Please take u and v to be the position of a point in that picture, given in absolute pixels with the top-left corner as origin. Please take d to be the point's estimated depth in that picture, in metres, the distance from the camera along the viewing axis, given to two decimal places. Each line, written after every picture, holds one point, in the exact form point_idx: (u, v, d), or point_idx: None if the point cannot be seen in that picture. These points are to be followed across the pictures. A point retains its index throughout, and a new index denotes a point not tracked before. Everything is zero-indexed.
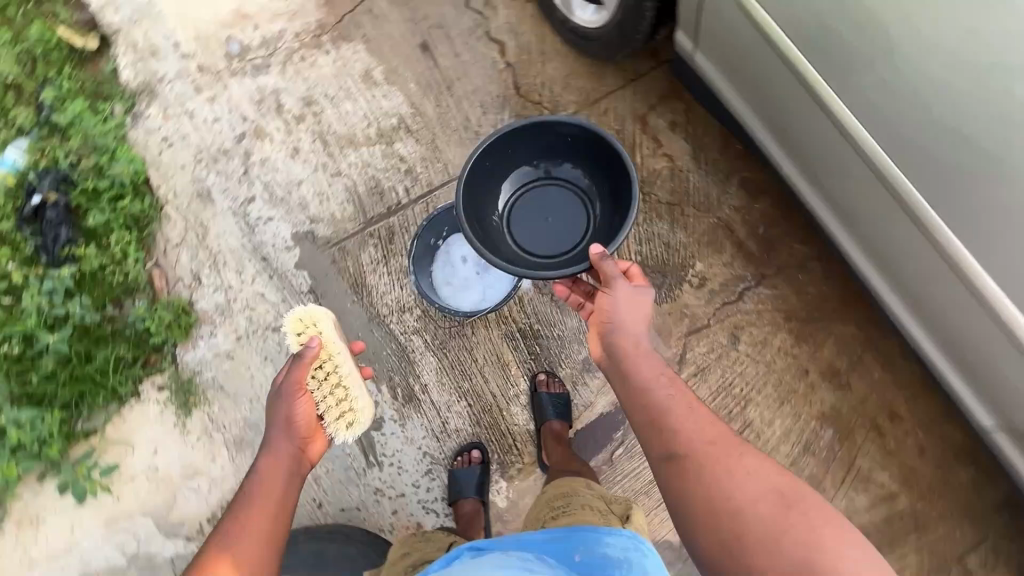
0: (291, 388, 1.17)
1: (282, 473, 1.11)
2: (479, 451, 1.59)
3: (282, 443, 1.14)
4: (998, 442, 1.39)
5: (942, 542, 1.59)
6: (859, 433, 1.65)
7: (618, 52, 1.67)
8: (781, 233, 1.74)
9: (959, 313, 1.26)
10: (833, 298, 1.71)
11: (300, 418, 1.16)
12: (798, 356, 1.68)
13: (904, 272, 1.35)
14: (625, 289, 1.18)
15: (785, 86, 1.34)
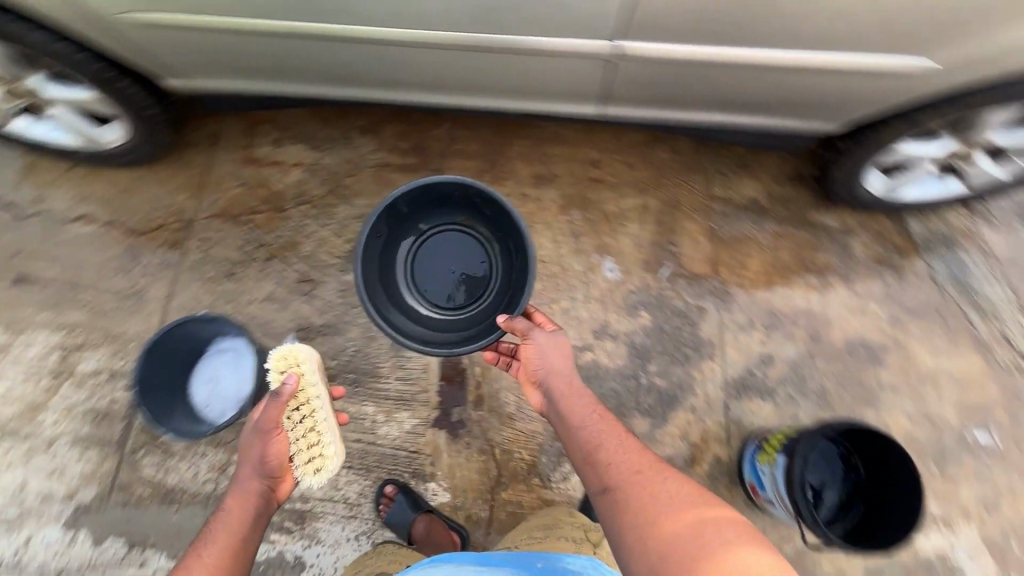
0: (265, 427, 1.09)
1: (250, 511, 1.05)
2: (391, 484, 1.59)
3: (252, 482, 1.08)
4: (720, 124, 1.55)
5: (692, 200, 1.95)
6: (589, 194, 1.93)
7: (157, 132, 1.64)
8: (418, 135, 1.96)
9: (601, 79, 1.37)
10: (489, 139, 1.97)
11: (271, 459, 1.10)
12: (509, 192, 1.92)
13: (550, 90, 1.44)
14: (542, 335, 1.28)
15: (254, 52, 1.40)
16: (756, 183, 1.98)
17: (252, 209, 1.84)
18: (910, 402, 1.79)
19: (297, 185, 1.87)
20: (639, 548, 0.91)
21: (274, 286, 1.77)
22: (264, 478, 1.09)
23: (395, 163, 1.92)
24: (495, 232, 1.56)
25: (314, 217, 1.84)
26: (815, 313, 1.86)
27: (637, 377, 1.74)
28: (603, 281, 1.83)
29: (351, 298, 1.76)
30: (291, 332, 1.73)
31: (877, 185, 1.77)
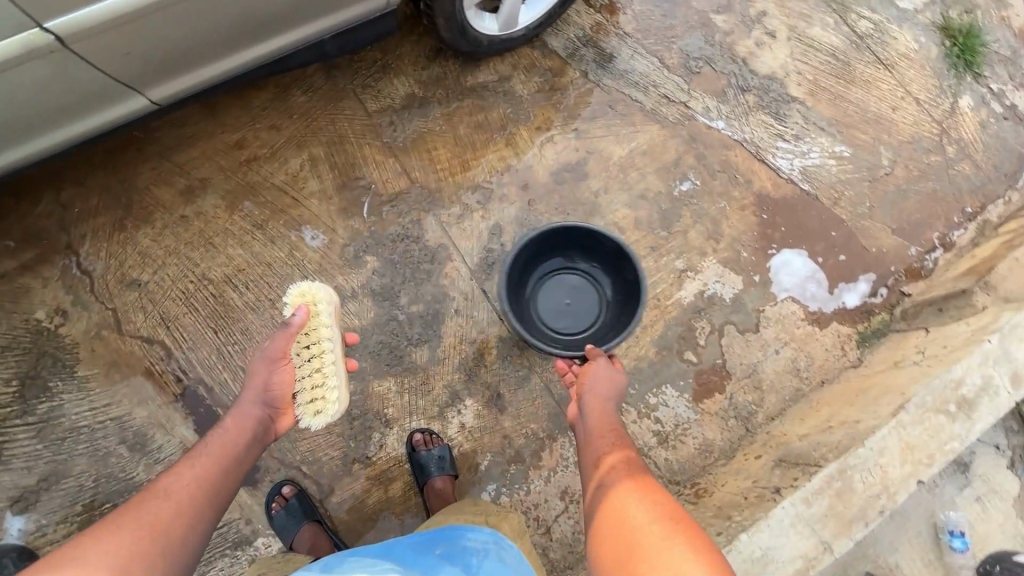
0: (268, 360, 1.19)
1: (242, 439, 1.15)
2: (287, 484, 1.56)
3: (253, 408, 1.18)
4: (333, 23, 1.43)
5: (354, 127, 1.86)
6: (250, 178, 1.76)
7: None
8: (19, 224, 1.61)
9: (165, 36, 1.19)
10: (107, 181, 1.68)
11: (267, 395, 1.19)
12: (164, 224, 1.68)
13: (143, 69, 1.24)
14: (599, 365, 1.38)
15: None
16: (404, 78, 1.91)
17: None
18: (623, 192, 1.98)
19: None
20: (601, 541, 1.00)
21: None
22: (262, 407, 1.19)
23: (10, 268, 1.59)
24: (601, 263, 1.64)
25: None
26: (515, 166, 1.93)
27: (395, 317, 1.72)
28: (313, 253, 1.73)
29: (54, 434, 1.50)
30: (6, 512, 1.45)
31: (490, 25, 1.79)
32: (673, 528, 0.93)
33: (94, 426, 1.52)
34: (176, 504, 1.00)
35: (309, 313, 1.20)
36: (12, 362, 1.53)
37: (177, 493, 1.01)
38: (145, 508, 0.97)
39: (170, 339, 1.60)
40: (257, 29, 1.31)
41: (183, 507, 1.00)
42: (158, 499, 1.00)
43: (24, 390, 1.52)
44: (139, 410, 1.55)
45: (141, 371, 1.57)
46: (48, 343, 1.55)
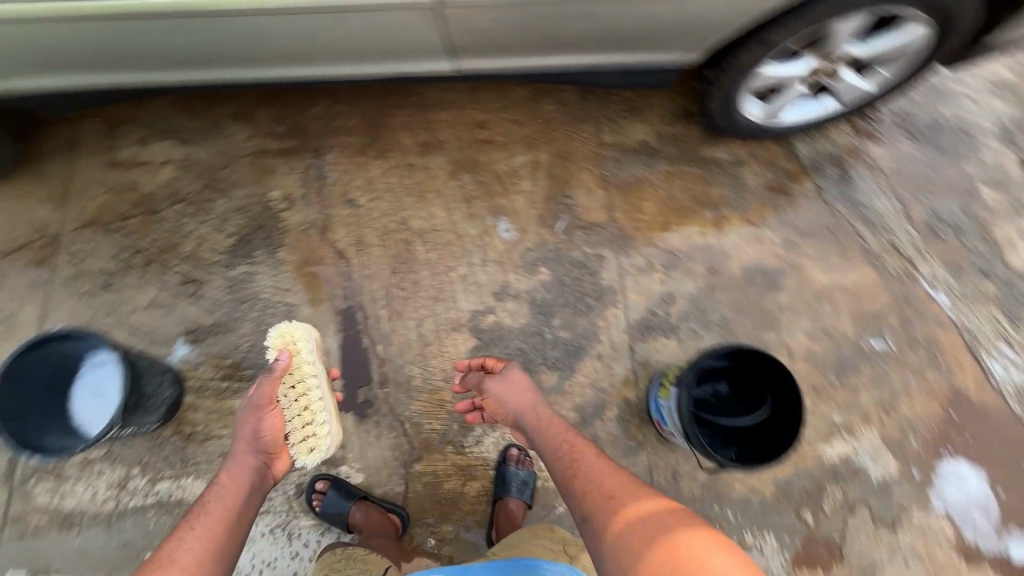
0: (256, 408, 1.20)
1: (238, 494, 1.16)
2: (319, 481, 1.58)
3: (253, 463, 1.19)
4: (620, 65, 1.54)
5: (584, 150, 1.93)
6: (478, 156, 1.89)
7: None
8: (294, 116, 1.87)
9: (497, 27, 1.34)
10: (371, 111, 1.90)
11: (259, 440, 1.20)
12: (396, 164, 1.86)
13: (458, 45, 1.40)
14: (495, 386, 1.41)
15: (59, 44, 1.32)
16: (646, 125, 1.97)
17: (123, 212, 1.74)
18: (807, 320, 1.86)
19: (168, 183, 1.78)
20: (629, 559, 0.98)
21: (157, 291, 1.68)
22: (259, 455, 1.21)
23: (271, 147, 1.84)
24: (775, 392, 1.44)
25: (191, 215, 1.75)
26: (712, 246, 1.88)
27: (542, 332, 1.74)
28: (500, 242, 1.81)
29: (240, 293, 1.70)
30: (178, 337, 1.65)
31: (755, 111, 1.77)
32: (697, 532, 0.98)
33: (270, 301, 1.70)
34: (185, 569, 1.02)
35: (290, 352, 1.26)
36: (238, 220, 1.76)
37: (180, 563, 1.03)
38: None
39: (356, 260, 1.76)
40: (562, 46, 1.45)
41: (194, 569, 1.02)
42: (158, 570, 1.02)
43: (236, 247, 1.73)
44: (306, 306, 1.70)
45: (323, 275, 1.74)
46: (270, 219, 1.77)
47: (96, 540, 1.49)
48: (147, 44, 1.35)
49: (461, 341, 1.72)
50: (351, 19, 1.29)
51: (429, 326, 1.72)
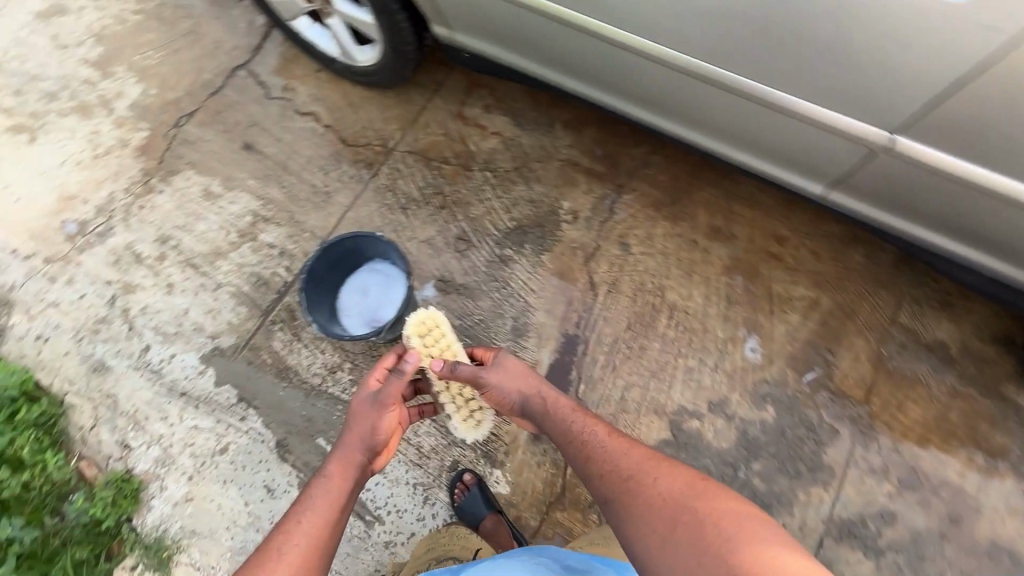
0: (366, 401, 1.25)
1: (342, 488, 1.14)
2: (470, 473, 1.59)
3: (357, 458, 1.19)
4: (953, 250, 1.43)
5: (872, 317, 1.76)
6: (761, 266, 1.82)
7: (404, 68, 1.82)
8: (615, 148, 1.96)
9: (859, 162, 1.32)
10: (683, 176, 1.92)
11: (366, 434, 1.21)
12: (682, 234, 1.85)
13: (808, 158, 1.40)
14: (496, 376, 1.33)
15: (528, 28, 1.52)
16: (954, 329, 1.74)
17: (445, 157, 1.95)
18: None
19: (488, 152, 1.96)
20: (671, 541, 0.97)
21: (436, 233, 1.85)
22: (366, 453, 1.21)
23: (583, 164, 1.94)
24: None
25: (493, 186, 1.90)
26: (967, 494, 1.60)
27: (738, 468, 1.62)
28: (742, 358, 1.72)
29: (495, 271, 1.81)
30: (431, 280, 1.81)
31: None
32: (758, 524, 0.96)
33: (515, 292, 1.78)
34: (295, 561, 1.01)
35: (437, 341, 1.44)
36: (526, 211, 1.88)
37: (286, 555, 1.02)
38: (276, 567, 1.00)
39: (603, 298, 1.78)
40: (908, 206, 1.38)
41: (298, 563, 1.01)
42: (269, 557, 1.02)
43: (513, 231, 1.85)
44: (541, 314, 1.76)
45: (568, 295, 1.78)
46: (551, 223, 1.86)
47: (292, 402, 1.68)
48: (591, 57, 1.50)
49: (656, 427, 1.66)
50: (788, 124, 1.33)
51: (635, 395, 1.69)
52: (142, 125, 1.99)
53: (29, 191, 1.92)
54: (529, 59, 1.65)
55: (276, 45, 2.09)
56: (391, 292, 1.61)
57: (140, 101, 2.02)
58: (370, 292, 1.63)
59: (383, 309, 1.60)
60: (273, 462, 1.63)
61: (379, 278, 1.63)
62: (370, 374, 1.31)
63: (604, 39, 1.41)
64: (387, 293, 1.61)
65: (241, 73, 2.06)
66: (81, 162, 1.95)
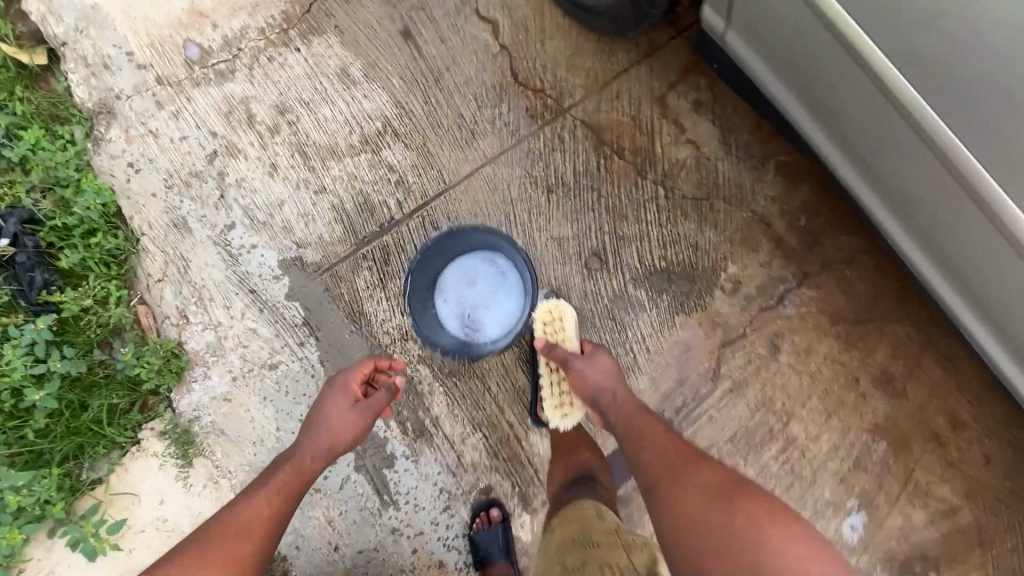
0: (340, 398, 1.24)
1: (299, 479, 1.12)
2: (499, 509, 1.48)
3: (324, 457, 1.17)
4: None
5: (1009, 558, 1.45)
6: (916, 443, 1.48)
7: (635, 27, 1.45)
8: (824, 224, 1.54)
9: None
10: (885, 296, 1.52)
11: (340, 431, 1.19)
12: (846, 364, 1.50)
13: (996, 301, 1.18)
14: (583, 363, 1.29)
15: (814, 49, 1.19)
16: None
17: (619, 147, 1.57)
18: None
19: (672, 162, 1.56)
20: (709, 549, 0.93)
21: (570, 234, 1.56)
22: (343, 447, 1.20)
23: (775, 227, 1.54)
24: None
25: (659, 208, 1.54)
26: None
27: None
28: (835, 530, 1.47)
29: (616, 310, 1.53)
30: (544, 287, 1.55)
31: None
32: (802, 539, 0.90)
33: (628, 343, 1.52)
34: (243, 544, 1.00)
35: (558, 331, 1.41)
36: (680, 254, 1.54)
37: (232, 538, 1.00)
38: (221, 549, 0.98)
39: (720, 394, 1.50)
40: None
41: (251, 521, 1.03)
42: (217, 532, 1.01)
43: (655, 272, 1.54)
44: (644, 380, 1.51)
45: (682, 373, 1.51)
46: (703, 283, 1.53)
47: (353, 350, 1.55)
48: (869, 118, 1.19)
49: None
50: (1008, 266, 1.10)
51: None
52: None
53: None
54: (797, 83, 1.31)
55: None
56: (501, 302, 1.50)
57: None
58: (478, 285, 1.50)
59: (485, 314, 1.49)
60: (315, 401, 1.54)
61: (495, 279, 1.51)
62: (349, 372, 1.28)
63: (861, 70, 1.11)
64: (496, 300, 1.50)
65: None
66: None
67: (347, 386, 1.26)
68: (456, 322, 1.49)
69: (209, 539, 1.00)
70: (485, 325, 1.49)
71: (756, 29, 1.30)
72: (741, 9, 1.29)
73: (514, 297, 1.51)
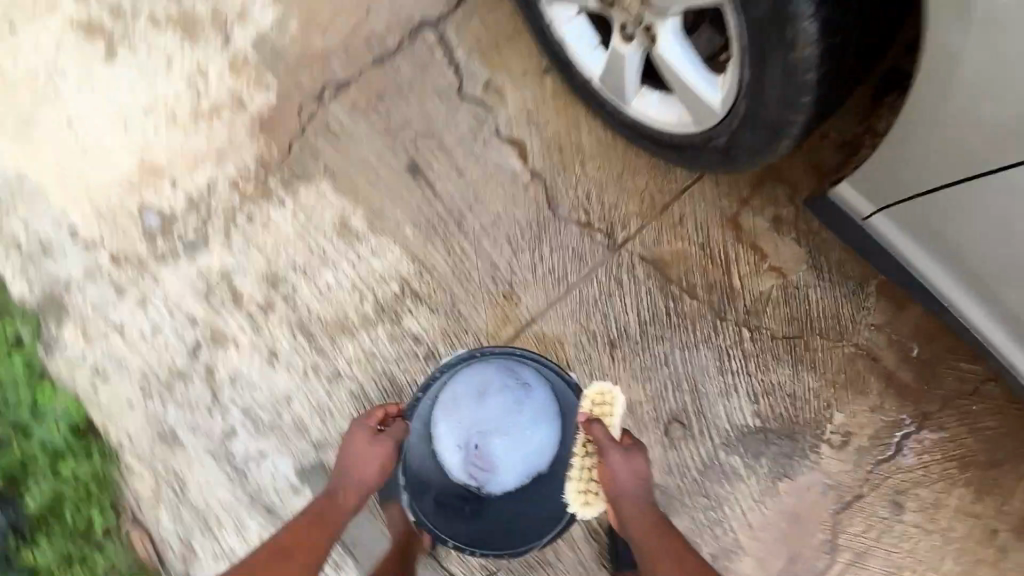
0: (359, 434, 1.15)
1: (332, 518, 1.07)
2: None
3: (354, 495, 1.11)
4: None
5: None
6: None
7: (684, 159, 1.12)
8: (942, 353, 1.29)
9: None
10: (1020, 429, 1.29)
11: (368, 466, 1.12)
12: (981, 514, 1.28)
13: None
14: (619, 454, 1.11)
15: (980, 213, 0.84)
16: None
17: (690, 285, 1.30)
18: None
19: (756, 297, 1.30)
20: None
21: (642, 397, 1.30)
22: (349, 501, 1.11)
23: (883, 361, 1.30)
24: None
25: (745, 355, 1.30)
26: None
27: None
28: None
29: (707, 483, 1.29)
30: None
31: None
32: None
33: (727, 521, 1.29)
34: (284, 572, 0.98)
35: (604, 416, 1.22)
36: (775, 408, 1.29)
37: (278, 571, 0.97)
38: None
39: (838, 569, 1.28)
40: None
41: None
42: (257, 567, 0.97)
43: (748, 433, 1.29)
44: (750, 562, 1.28)
45: (793, 549, 1.28)
46: (806, 439, 1.29)
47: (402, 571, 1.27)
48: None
49: None
50: None
51: None
52: (271, 84, 1.32)
53: (102, 141, 1.33)
54: (986, 258, 0.89)
55: (490, 7, 1.31)
56: (524, 433, 1.21)
57: (272, 42, 1.33)
58: (489, 413, 1.22)
59: (502, 455, 1.21)
60: None
61: (511, 396, 1.22)
62: (366, 418, 1.17)
63: None
64: (518, 432, 1.21)
65: (428, 40, 1.32)
66: (177, 119, 1.33)
67: (367, 425, 1.16)
68: (459, 458, 1.22)
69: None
70: (503, 469, 1.21)
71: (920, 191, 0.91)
72: (903, 202, 0.95)
73: (539, 428, 1.22)
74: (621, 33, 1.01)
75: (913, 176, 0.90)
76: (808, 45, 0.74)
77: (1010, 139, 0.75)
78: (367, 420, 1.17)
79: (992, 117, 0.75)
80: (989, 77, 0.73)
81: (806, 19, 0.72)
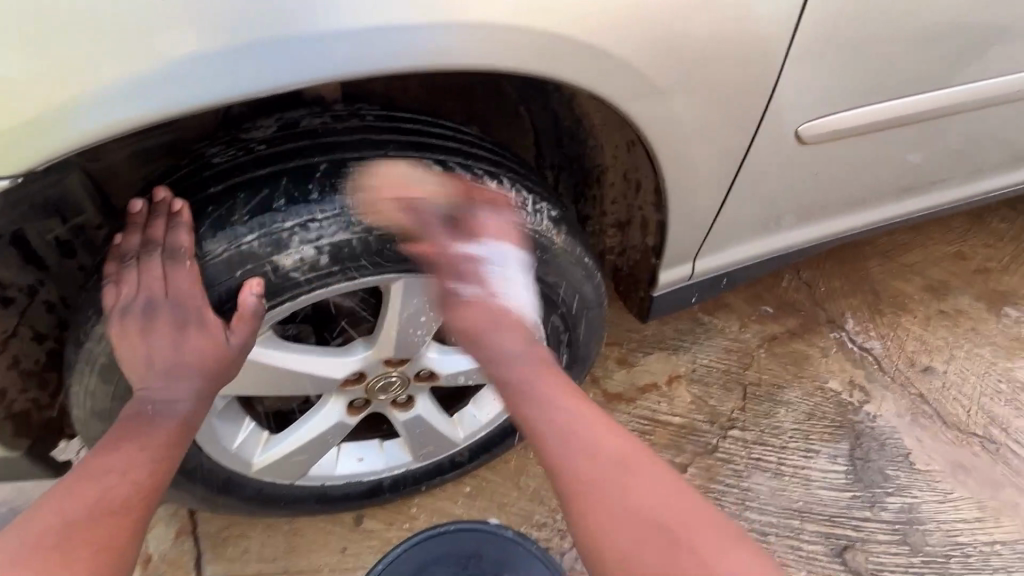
0: (139, 321, 0.61)
1: (160, 418, 0.60)
2: None
3: (154, 375, 0.61)
4: None
5: None
6: (1002, 280, 1.43)
7: None
8: (779, 283, 1.38)
9: None
10: (858, 256, 1.43)
11: (213, 374, 0.62)
12: (931, 312, 1.36)
13: None
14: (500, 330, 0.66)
15: (771, 202, 0.84)
16: None
17: (670, 466, 1.12)
18: None
19: (694, 410, 1.19)
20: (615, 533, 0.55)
21: None
22: (153, 414, 0.60)
23: (778, 331, 1.31)
24: None
25: (757, 450, 1.15)
26: None
27: None
28: None
29: (930, 547, 1.08)
30: None
31: None
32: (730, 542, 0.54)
33: (953, 551, 1.08)
34: (127, 527, 0.53)
35: (390, 381, 0.79)
36: (829, 436, 1.17)
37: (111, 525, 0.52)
38: (87, 555, 0.49)
39: (1001, 457, 1.18)
40: None
41: (68, 512, 0.51)
42: (83, 511, 0.51)
43: (860, 474, 1.13)
44: (1002, 543, 1.09)
45: (984, 493, 1.14)
46: (863, 422, 1.19)
47: None
48: (861, 160, 0.86)
49: None
50: (992, 158, 1.03)
51: None
52: None
53: None
54: (794, 220, 0.91)
55: (240, 558, 0.96)
56: None
57: None
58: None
59: None
60: None
61: None
62: (160, 297, 0.60)
63: (873, 136, 0.82)
64: None
65: None
66: None
67: (197, 305, 0.60)
68: None
69: (68, 536, 0.50)
70: None
71: (728, 228, 0.86)
72: (727, 239, 0.88)
73: None
74: (395, 405, 0.85)
75: (729, 213, 0.83)
76: (558, 235, 0.71)
77: (760, 149, 0.75)
78: (145, 255, 0.60)
79: (732, 161, 0.74)
80: (712, 124, 0.69)
81: (537, 224, 0.69)
